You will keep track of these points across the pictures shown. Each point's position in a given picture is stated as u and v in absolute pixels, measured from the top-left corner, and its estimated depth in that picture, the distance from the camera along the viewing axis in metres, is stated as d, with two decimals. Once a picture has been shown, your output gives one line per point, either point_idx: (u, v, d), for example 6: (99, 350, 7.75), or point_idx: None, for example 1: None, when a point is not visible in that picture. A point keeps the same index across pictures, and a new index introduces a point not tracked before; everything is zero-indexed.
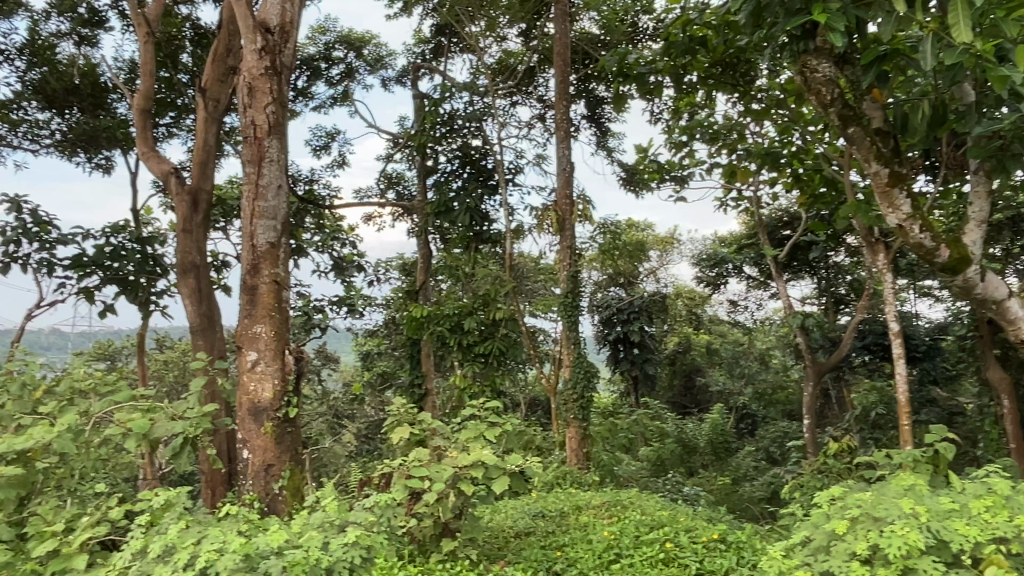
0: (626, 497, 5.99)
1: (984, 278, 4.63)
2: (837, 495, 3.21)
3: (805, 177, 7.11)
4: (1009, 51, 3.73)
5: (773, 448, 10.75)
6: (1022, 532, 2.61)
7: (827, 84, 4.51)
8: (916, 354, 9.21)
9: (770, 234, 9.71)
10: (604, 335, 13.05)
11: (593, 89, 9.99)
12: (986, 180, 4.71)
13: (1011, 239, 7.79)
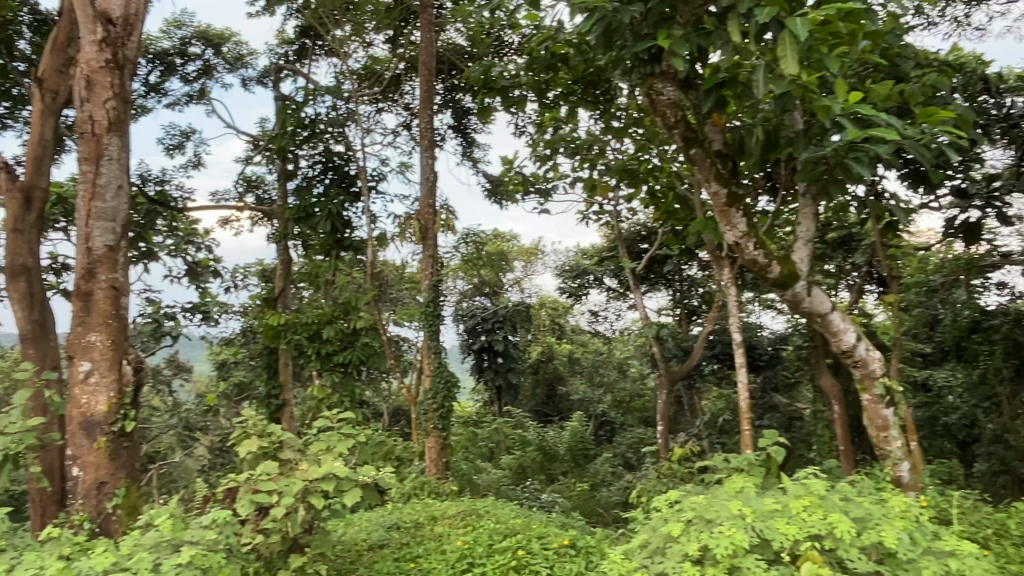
0: (483, 506, 6.02)
1: (811, 293, 4.98)
2: (674, 499, 3.36)
3: (660, 194, 7.45)
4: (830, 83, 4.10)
5: (629, 455, 11.11)
6: (835, 529, 2.82)
7: (670, 107, 4.78)
8: (760, 362, 9.76)
9: (629, 247, 10.07)
10: (468, 344, 12.90)
11: (459, 99, 10.06)
12: (812, 202, 5.17)
13: (843, 258, 8.47)
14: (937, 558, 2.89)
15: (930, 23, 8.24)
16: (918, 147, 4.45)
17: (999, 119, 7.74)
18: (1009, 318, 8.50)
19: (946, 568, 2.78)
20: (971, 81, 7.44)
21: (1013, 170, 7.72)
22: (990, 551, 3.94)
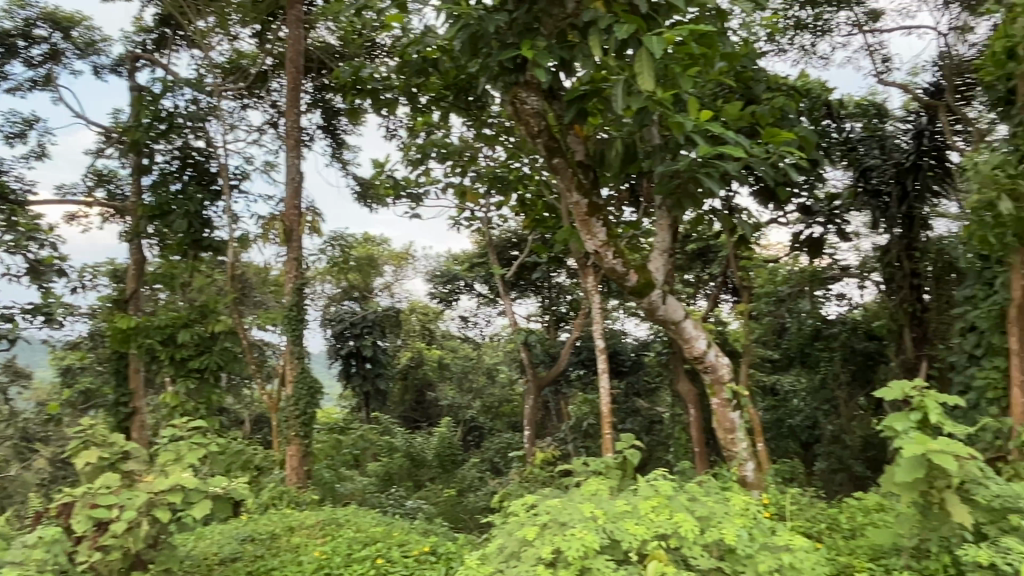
0: (344, 514, 5.89)
1: (666, 300, 5.17)
2: (531, 503, 3.41)
3: (530, 203, 7.56)
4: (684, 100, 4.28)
5: (496, 459, 11.18)
6: (680, 528, 2.96)
7: (534, 116, 4.84)
8: (622, 368, 10.16)
9: (500, 254, 10.16)
10: (336, 350, 12.63)
11: (329, 100, 9.85)
12: (668, 214, 5.40)
13: (702, 268, 8.96)
14: (771, 552, 3.08)
15: (781, 50, 8.78)
16: (764, 164, 4.70)
17: (839, 143, 8.39)
18: (845, 327, 9.46)
19: (779, 562, 2.97)
20: (817, 105, 7.93)
21: (851, 190, 8.57)
22: (823, 544, 4.24)
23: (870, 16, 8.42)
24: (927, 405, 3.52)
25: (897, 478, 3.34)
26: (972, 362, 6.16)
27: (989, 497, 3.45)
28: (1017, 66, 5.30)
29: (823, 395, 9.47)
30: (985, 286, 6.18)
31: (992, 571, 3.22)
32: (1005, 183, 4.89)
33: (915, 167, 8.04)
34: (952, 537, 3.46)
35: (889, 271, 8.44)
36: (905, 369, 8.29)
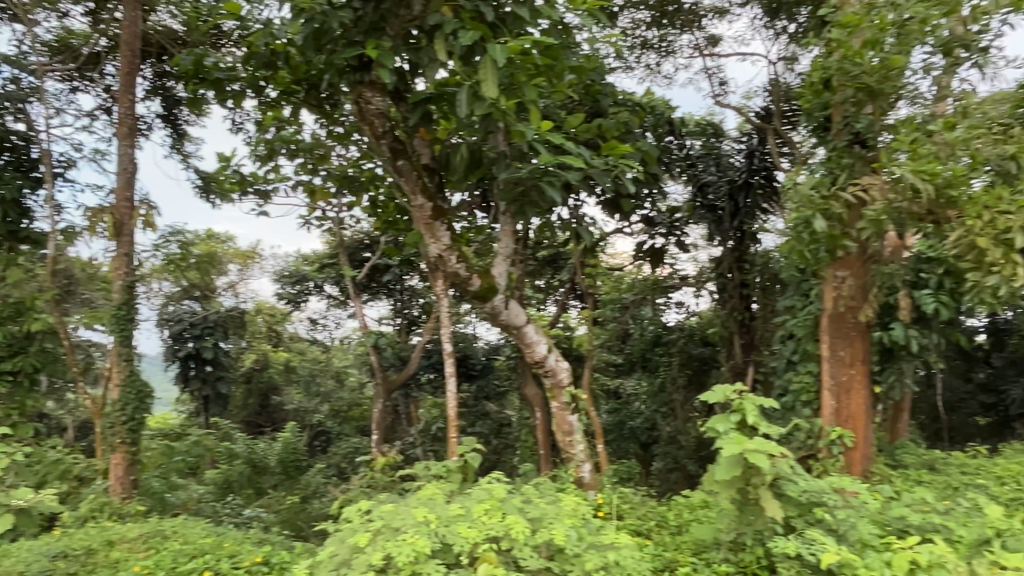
0: (170, 526, 5.57)
1: (508, 306, 5.27)
2: (365, 509, 3.37)
3: (382, 204, 7.45)
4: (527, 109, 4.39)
5: (343, 464, 10.93)
6: (510, 530, 3.02)
7: (379, 116, 4.82)
8: (472, 371, 10.16)
9: (351, 255, 9.95)
10: (172, 351, 11.80)
11: (170, 87, 9.32)
12: (511, 221, 5.49)
13: (551, 274, 9.14)
14: (598, 551, 3.20)
15: (628, 67, 9.15)
16: (603, 175, 4.96)
17: (681, 160, 8.82)
18: (683, 334, 9.94)
19: (604, 560, 3.09)
20: (660, 122, 8.41)
21: (690, 205, 9.02)
22: (652, 540, 4.44)
23: (710, 41, 8.95)
24: (745, 407, 3.77)
25: (717, 475, 3.56)
26: (790, 367, 6.64)
27: (798, 492, 3.73)
28: (832, 97, 5.75)
29: (663, 398, 9.94)
30: (802, 297, 6.70)
31: (798, 561, 3.48)
32: (820, 203, 5.32)
33: (746, 185, 8.63)
34: (764, 529, 3.72)
35: (721, 281, 8.99)
36: (733, 373, 8.84)
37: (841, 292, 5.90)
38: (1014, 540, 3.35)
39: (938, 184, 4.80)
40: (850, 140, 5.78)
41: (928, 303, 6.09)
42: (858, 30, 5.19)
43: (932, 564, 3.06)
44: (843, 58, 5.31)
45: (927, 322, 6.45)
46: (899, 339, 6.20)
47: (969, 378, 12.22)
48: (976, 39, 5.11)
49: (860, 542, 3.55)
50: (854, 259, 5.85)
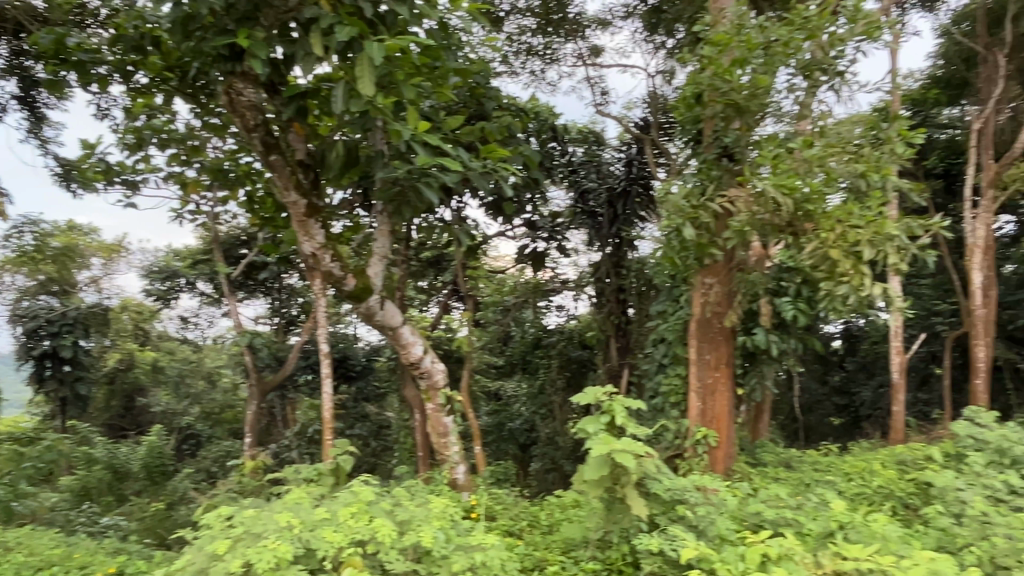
0: (15, 537, 5.19)
1: (383, 306, 5.23)
2: (226, 515, 3.26)
3: (260, 200, 7.21)
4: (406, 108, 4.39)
5: (212, 468, 10.50)
6: (377, 533, 3.01)
7: (251, 108, 4.65)
8: (352, 373, 10.02)
9: (227, 252, 9.56)
10: (25, 350, 10.87)
11: (28, 67, 8.69)
12: (389, 220, 5.44)
13: (434, 275, 9.09)
14: (466, 552, 3.22)
15: (513, 72, 9.22)
16: (480, 177, 5.02)
17: (564, 167, 9.00)
18: (563, 337, 10.23)
19: (471, 561, 3.11)
20: (543, 128, 8.53)
21: (571, 210, 9.22)
22: (523, 540, 4.49)
23: (592, 51, 9.18)
24: (614, 408, 3.87)
25: (586, 475, 3.64)
26: (660, 370, 6.88)
27: (662, 490, 3.87)
28: (702, 111, 6.00)
29: (542, 400, 10.09)
30: (673, 303, 6.95)
31: (660, 557, 3.60)
32: (689, 212, 5.55)
33: (625, 193, 8.94)
34: (630, 527, 3.83)
35: (599, 286, 9.21)
36: (609, 376, 9.09)
37: (708, 298, 6.16)
38: (854, 533, 3.60)
39: (797, 198, 5.10)
40: (718, 153, 6.05)
41: (786, 309, 6.47)
42: (727, 48, 5.47)
43: (781, 556, 3.24)
44: (714, 74, 5.56)
45: (786, 328, 6.84)
46: (761, 343, 6.55)
47: (824, 381, 13.30)
48: (833, 62, 5.45)
49: (718, 537, 3.71)
50: (720, 267, 6.13)
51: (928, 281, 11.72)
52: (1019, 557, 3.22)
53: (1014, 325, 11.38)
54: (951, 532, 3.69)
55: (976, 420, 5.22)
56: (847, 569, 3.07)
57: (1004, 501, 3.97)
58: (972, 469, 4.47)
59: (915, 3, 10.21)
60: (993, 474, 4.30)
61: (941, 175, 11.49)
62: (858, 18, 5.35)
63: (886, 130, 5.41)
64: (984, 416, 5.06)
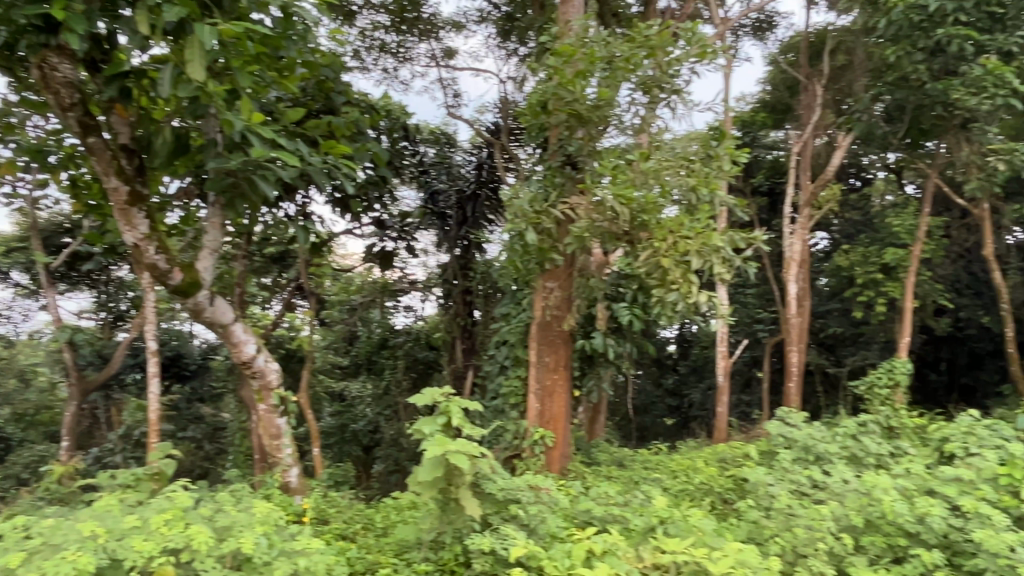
0: None
1: (213, 302, 5.01)
2: (23, 525, 3.00)
3: (83, 184, 6.67)
4: (240, 97, 4.24)
5: (23, 476, 8.94)
6: (192, 541, 2.88)
7: (66, 86, 4.30)
8: (185, 372, 9.49)
9: (46, 240, 8.73)
10: None
11: None
12: (221, 213, 5.20)
13: (279, 272, 8.70)
14: (289, 559, 3.17)
15: (365, 67, 9.06)
16: (321, 173, 4.92)
17: (413, 165, 9.00)
18: (410, 337, 10.46)
19: (293, 567, 3.08)
20: (394, 126, 8.45)
21: (421, 211, 9.14)
22: (356, 544, 4.42)
23: (446, 53, 9.20)
24: (451, 409, 3.87)
25: (419, 477, 3.62)
26: (501, 372, 6.97)
27: (495, 490, 3.92)
28: (548, 119, 6.06)
29: (387, 401, 10.48)
30: (516, 306, 7.07)
31: (491, 556, 3.64)
32: (532, 217, 5.67)
33: (474, 196, 9.06)
34: (463, 528, 3.85)
35: (447, 288, 9.25)
36: (454, 377, 9.14)
37: (549, 302, 6.31)
38: (673, 527, 3.78)
39: (633, 209, 5.33)
40: (562, 161, 6.21)
41: (623, 315, 6.76)
42: (572, 60, 5.63)
43: (605, 551, 3.36)
44: (559, 84, 5.71)
45: (622, 332, 7.13)
46: (598, 347, 6.78)
47: (659, 384, 14.18)
48: (671, 80, 5.71)
49: (548, 535, 3.80)
50: (561, 271, 6.29)
51: (752, 290, 12.60)
52: (816, 546, 3.50)
53: (825, 333, 12.44)
54: (760, 524, 3.96)
55: (787, 420, 5.64)
56: (665, 563, 3.24)
57: (807, 495, 4.30)
58: (781, 465, 4.82)
59: (747, 30, 10.94)
60: (799, 470, 4.66)
61: (765, 193, 12.43)
62: (693, 41, 5.67)
63: (717, 147, 5.71)
64: (793, 417, 5.46)
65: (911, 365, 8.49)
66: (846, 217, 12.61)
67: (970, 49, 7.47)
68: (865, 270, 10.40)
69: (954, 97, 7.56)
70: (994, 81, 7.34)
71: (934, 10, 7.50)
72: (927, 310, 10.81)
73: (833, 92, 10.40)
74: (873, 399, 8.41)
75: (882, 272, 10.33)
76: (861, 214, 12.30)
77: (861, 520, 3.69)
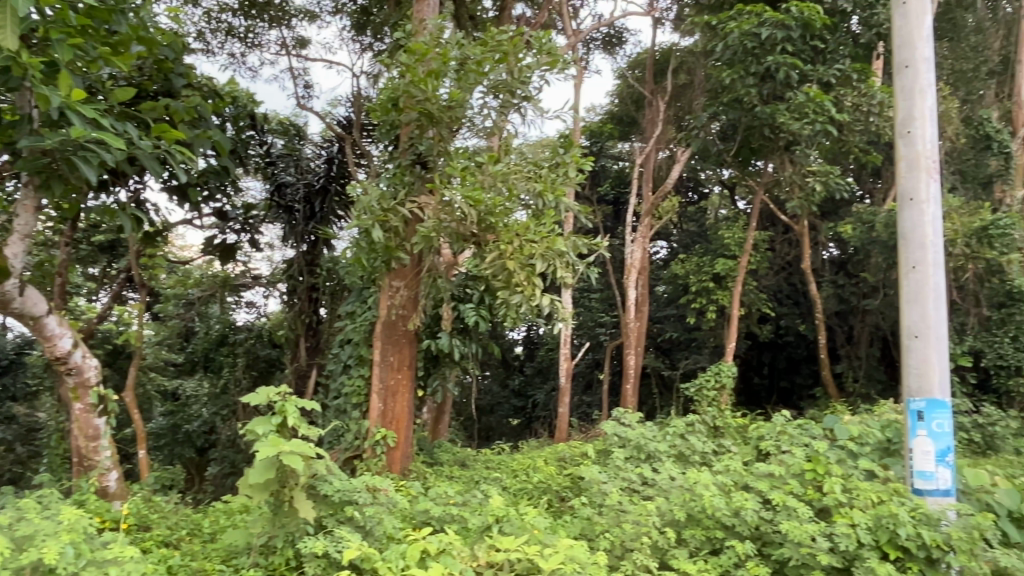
0: None
1: (23, 292, 4.59)
2: None
3: None
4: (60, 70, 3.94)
5: None
6: None
7: None
8: None
9: None
10: None
11: None
12: (35, 195, 4.79)
13: (109, 262, 8.09)
14: (100, 569, 2.98)
15: (210, 51, 8.63)
16: (152, 159, 4.66)
17: (259, 156, 8.71)
18: (251, 334, 10.31)
19: None
20: (241, 114, 8.14)
21: (267, 204, 8.89)
22: (179, 551, 4.19)
23: (297, 42, 8.93)
24: (286, 409, 3.70)
25: (250, 479, 3.47)
26: (344, 371, 6.76)
27: (330, 491, 3.75)
28: (399, 117, 5.98)
29: (224, 400, 10.22)
30: (361, 303, 6.90)
31: (323, 560, 3.53)
32: (379, 215, 5.62)
33: (323, 191, 8.88)
34: (296, 531, 3.69)
35: (291, 284, 8.95)
36: (296, 376, 8.85)
37: (395, 301, 6.23)
38: (509, 525, 3.82)
39: (480, 211, 5.38)
40: (412, 160, 6.10)
41: (469, 316, 6.79)
42: (425, 59, 5.60)
43: (440, 550, 3.37)
44: (410, 82, 5.63)
45: (468, 333, 7.17)
46: (444, 347, 6.79)
47: (505, 385, 14.57)
48: (522, 85, 5.81)
49: (384, 536, 3.74)
50: (408, 270, 6.23)
51: (597, 296, 13.12)
52: (642, 540, 3.67)
53: (661, 337, 13.08)
54: (592, 520, 4.10)
55: (622, 420, 5.85)
56: (499, 560, 3.29)
57: (637, 492, 4.49)
58: (615, 463, 5.01)
59: (598, 44, 11.32)
60: (631, 468, 4.86)
61: (610, 203, 13.26)
62: (544, 50, 5.79)
63: (563, 154, 5.88)
64: (628, 417, 5.68)
65: (735, 369, 9.16)
66: (684, 228, 13.36)
67: (795, 78, 8.09)
68: (699, 279, 11.01)
69: (780, 121, 8.19)
70: (814, 107, 8.07)
71: (765, 39, 8.03)
72: (752, 317, 11.60)
73: (675, 109, 10.93)
74: (702, 400, 8.91)
75: (713, 281, 10.96)
76: (697, 226, 13.09)
77: (684, 515, 3.90)
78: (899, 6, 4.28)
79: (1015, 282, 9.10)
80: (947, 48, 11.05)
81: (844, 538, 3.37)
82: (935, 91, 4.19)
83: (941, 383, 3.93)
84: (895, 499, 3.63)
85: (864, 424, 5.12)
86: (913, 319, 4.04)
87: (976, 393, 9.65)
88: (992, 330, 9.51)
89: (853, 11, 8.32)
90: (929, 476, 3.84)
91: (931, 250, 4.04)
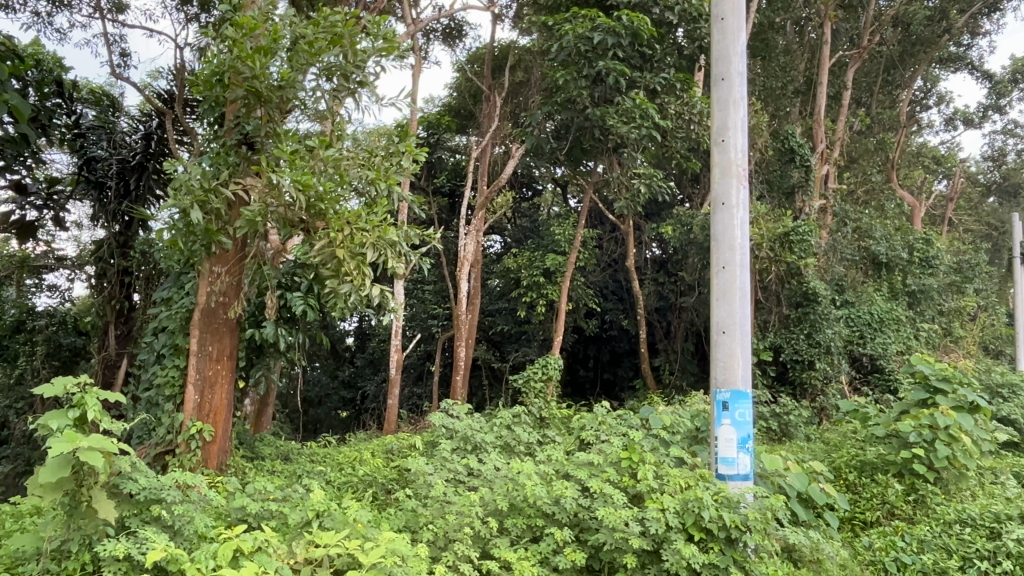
0: None
1: None
2: None
3: None
4: None
5: None
6: None
7: None
8: None
9: None
10: None
11: None
12: None
13: None
14: None
15: (10, 7, 7.81)
16: None
17: (65, 127, 8.16)
18: (53, 321, 9.57)
19: None
20: (45, 79, 7.62)
21: (74, 178, 8.29)
22: None
23: (114, 6, 8.23)
24: (86, 401, 3.30)
25: (41, 479, 3.11)
26: (158, 361, 6.12)
27: (136, 490, 3.49)
28: (223, 93, 5.54)
29: (19, 393, 9.33)
30: (178, 290, 6.24)
31: (125, 562, 3.24)
32: (200, 196, 5.30)
33: (139, 167, 8.15)
34: (93, 533, 3.34)
35: (100, 266, 8.27)
36: (104, 366, 8.08)
37: (215, 287, 5.80)
38: (329, 519, 3.64)
39: (309, 196, 5.13)
40: (238, 140, 5.69)
41: (296, 305, 6.52)
42: (252, 34, 5.30)
43: (254, 549, 3.20)
44: (236, 57, 5.27)
45: (294, 323, 6.90)
46: (270, 337, 6.46)
47: (334, 376, 14.34)
48: (357, 69, 5.67)
49: (195, 536, 3.53)
50: (230, 256, 5.86)
51: (430, 288, 13.16)
52: (464, 530, 3.68)
53: (493, 330, 13.24)
54: (416, 513, 4.09)
55: (450, 412, 5.83)
56: (318, 556, 3.19)
57: (462, 482, 4.51)
58: (441, 455, 4.98)
59: (437, 35, 11.26)
60: (456, 459, 4.86)
61: (446, 195, 13.30)
62: (380, 35, 5.67)
63: (398, 145, 5.77)
64: (455, 408, 5.66)
65: (560, 362, 9.44)
66: (518, 223, 13.62)
67: (624, 83, 8.45)
68: (530, 273, 11.27)
69: (609, 123, 8.52)
70: (640, 113, 8.45)
71: (597, 43, 8.29)
72: (579, 312, 12.00)
73: (511, 106, 11.14)
74: (529, 390, 9.11)
75: (544, 276, 11.26)
76: (530, 221, 13.47)
77: (506, 505, 3.96)
78: (717, 22, 4.56)
79: (810, 284, 10.01)
80: (760, 66, 11.93)
81: (655, 522, 3.53)
82: (746, 105, 4.49)
83: (743, 376, 4.22)
84: (701, 484, 3.88)
85: (676, 414, 5.44)
86: (721, 315, 4.30)
87: (775, 385, 10.48)
88: (791, 328, 10.35)
89: (678, 23, 8.76)
90: (730, 462, 4.11)
91: (739, 252, 4.34)
